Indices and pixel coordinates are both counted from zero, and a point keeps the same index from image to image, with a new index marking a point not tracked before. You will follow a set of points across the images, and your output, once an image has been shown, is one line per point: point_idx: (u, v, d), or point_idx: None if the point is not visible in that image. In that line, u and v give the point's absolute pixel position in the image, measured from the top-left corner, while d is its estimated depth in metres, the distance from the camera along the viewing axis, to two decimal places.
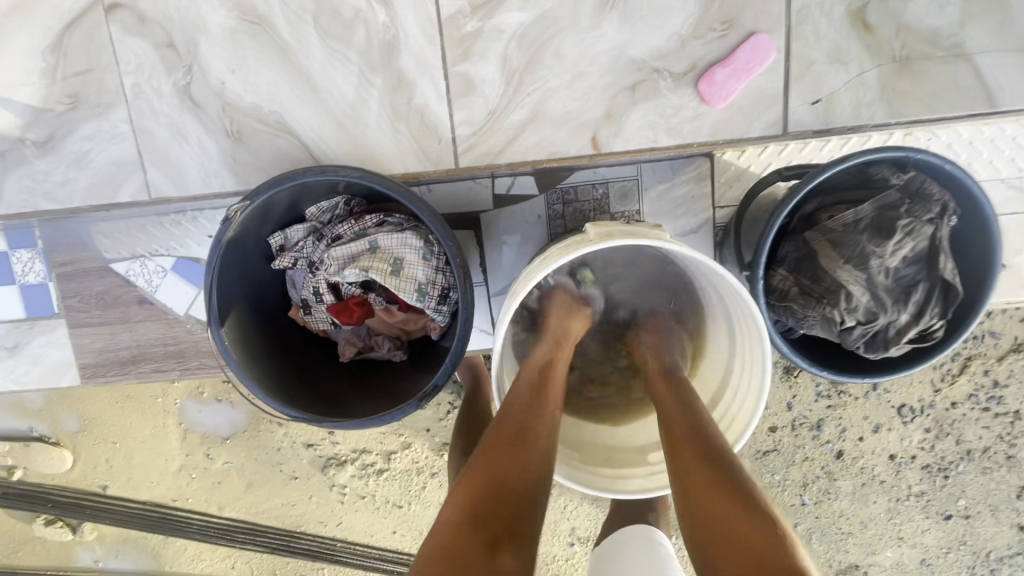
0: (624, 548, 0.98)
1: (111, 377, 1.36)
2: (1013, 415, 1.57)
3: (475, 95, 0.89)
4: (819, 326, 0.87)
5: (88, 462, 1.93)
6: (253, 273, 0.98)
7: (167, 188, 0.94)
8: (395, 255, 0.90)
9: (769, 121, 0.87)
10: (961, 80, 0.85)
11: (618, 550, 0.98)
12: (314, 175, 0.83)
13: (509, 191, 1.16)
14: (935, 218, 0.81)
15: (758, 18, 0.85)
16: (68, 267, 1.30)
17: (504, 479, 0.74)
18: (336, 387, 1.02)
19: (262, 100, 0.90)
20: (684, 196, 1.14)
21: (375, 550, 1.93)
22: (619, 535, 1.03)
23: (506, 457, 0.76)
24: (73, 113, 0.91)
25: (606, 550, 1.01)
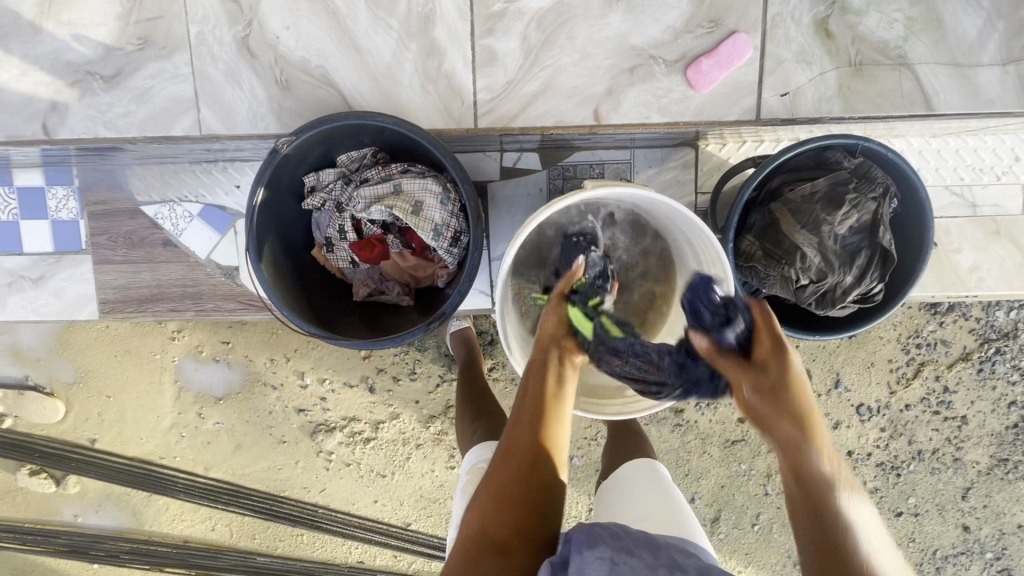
0: (632, 484, 1.11)
1: (128, 314, 1.45)
2: (962, 420, 1.70)
3: (497, 65, 1.03)
4: (778, 285, 1.01)
5: (81, 413, 1.97)
6: (284, 209, 1.09)
7: (216, 126, 1.06)
8: (415, 199, 1.03)
9: (744, 108, 1.03)
10: (904, 85, 1.02)
11: (626, 485, 1.11)
12: (353, 118, 0.95)
13: (515, 165, 1.30)
14: (877, 197, 0.96)
15: (739, 21, 1.01)
16: (100, 207, 1.40)
17: (534, 492, 0.75)
18: (347, 320, 1.12)
19: (311, 56, 1.03)
20: (670, 179, 1.29)
21: (358, 518, 1.98)
22: (622, 470, 1.15)
23: (534, 472, 0.76)
24: (141, 53, 1.04)
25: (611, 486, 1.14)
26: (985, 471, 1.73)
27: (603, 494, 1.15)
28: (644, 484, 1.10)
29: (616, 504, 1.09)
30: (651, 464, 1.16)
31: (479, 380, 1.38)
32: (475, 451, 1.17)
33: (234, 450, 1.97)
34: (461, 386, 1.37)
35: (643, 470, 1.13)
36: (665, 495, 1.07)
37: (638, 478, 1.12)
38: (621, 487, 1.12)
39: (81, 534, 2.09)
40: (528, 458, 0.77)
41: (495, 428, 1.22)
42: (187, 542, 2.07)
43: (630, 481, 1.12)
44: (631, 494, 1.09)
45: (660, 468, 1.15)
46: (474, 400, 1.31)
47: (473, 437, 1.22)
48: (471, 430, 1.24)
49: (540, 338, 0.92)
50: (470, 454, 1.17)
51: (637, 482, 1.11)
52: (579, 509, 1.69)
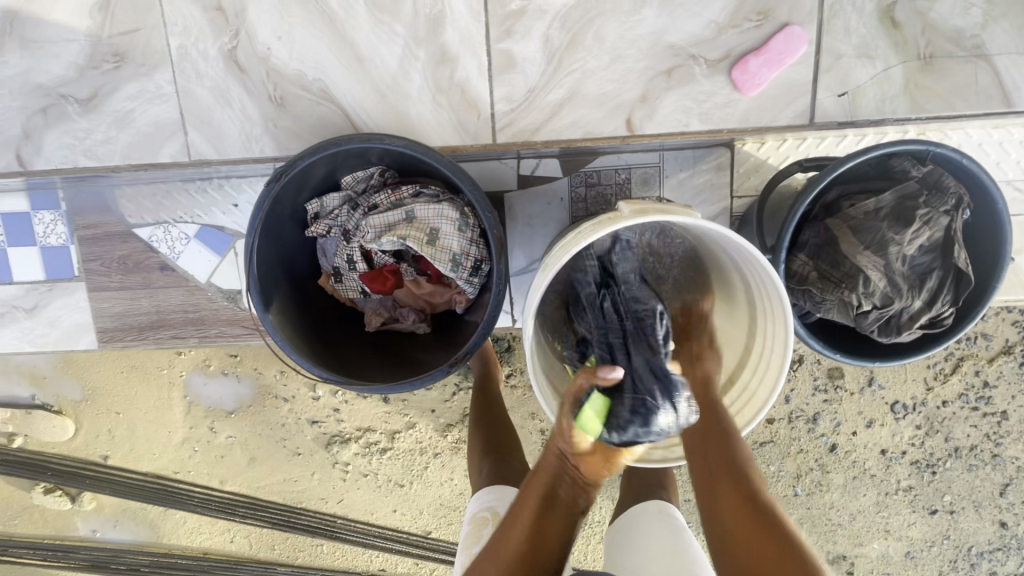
0: (643, 525, 1.04)
1: (128, 343, 1.38)
2: (1002, 415, 1.56)
3: (515, 72, 0.93)
4: (835, 310, 0.91)
5: (90, 432, 1.90)
6: (287, 240, 1.00)
7: (206, 149, 0.97)
8: (431, 226, 0.93)
9: (796, 111, 0.94)
10: (980, 78, 0.93)
11: (638, 526, 1.04)
12: (358, 142, 0.85)
13: (534, 172, 1.19)
14: (951, 210, 0.85)
15: (784, 17, 0.91)
16: (91, 231, 1.31)
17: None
18: (362, 357, 1.03)
19: (307, 67, 0.93)
20: (703, 183, 1.17)
21: (377, 527, 1.92)
22: (631, 513, 1.09)
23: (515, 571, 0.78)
24: (118, 71, 0.94)
25: (623, 529, 1.07)
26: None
27: (611, 541, 1.08)
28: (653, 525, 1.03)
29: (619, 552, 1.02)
30: (661, 505, 1.09)
31: (497, 404, 1.32)
32: (479, 496, 1.12)
33: (248, 464, 1.90)
34: (473, 412, 1.31)
35: (650, 512, 1.06)
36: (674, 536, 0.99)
37: (648, 520, 1.05)
38: (630, 531, 1.05)
39: (101, 548, 2.03)
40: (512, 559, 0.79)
41: (501, 467, 1.17)
42: (206, 554, 2.01)
43: (636, 525, 1.05)
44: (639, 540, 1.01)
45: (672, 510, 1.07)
46: (484, 430, 1.27)
47: (480, 475, 1.18)
48: (478, 466, 1.20)
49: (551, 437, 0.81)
50: (475, 498, 1.12)
51: (645, 525, 1.04)
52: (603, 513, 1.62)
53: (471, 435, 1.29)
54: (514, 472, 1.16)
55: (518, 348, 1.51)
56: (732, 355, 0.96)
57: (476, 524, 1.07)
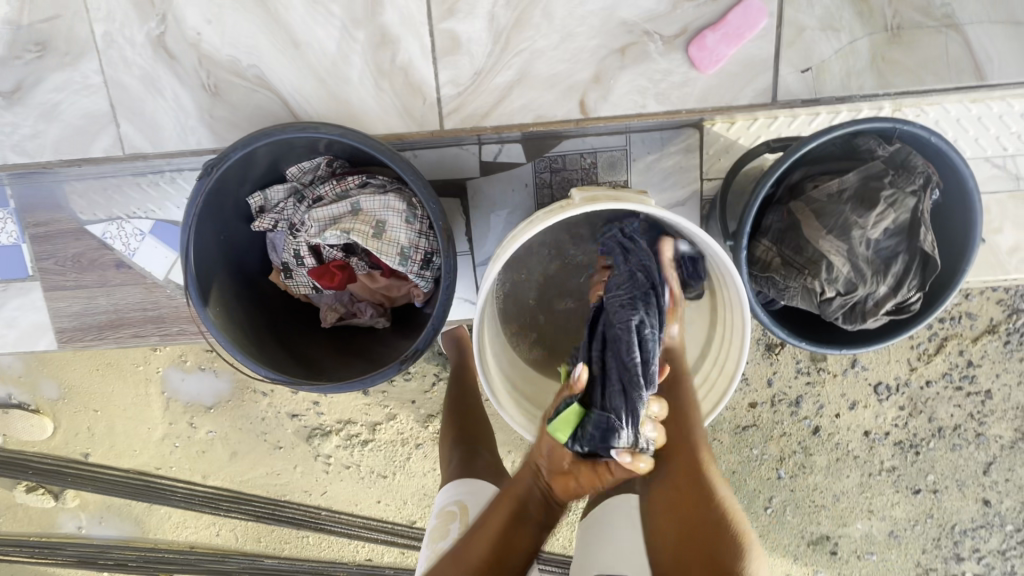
0: None
1: (89, 341, 1.34)
2: (985, 394, 1.55)
3: (461, 53, 0.94)
4: (799, 297, 0.88)
5: (68, 430, 1.86)
6: (232, 235, 0.97)
7: (141, 142, 0.99)
8: (377, 218, 0.89)
9: (758, 89, 0.93)
10: (951, 49, 0.91)
11: None
12: (293, 132, 0.81)
13: (496, 159, 1.14)
14: (917, 190, 0.81)
15: None
16: (43, 229, 1.27)
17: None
18: (316, 355, 1.00)
19: (240, 52, 0.95)
20: (672, 167, 1.12)
21: (361, 518, 1.87)
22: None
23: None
24: (41, 61, 0.96)
25: None
26: (1008, 445, 1.58)
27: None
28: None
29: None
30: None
31: (473, 396, 1.26)
32: (447, 490, 1.06)
33: (229, 459, 1.87)
34: (447, 404, 1.27)
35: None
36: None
37: None
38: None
39: (87, 545, 1.99)
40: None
41: (470, 462, 1.12)
42: (193, 548, 1.95)
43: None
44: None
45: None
46: (458, 422, 1.22)
47: (449, 467, 1.13)
48: (448, 458, 1.16)
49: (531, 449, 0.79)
50: (441, 493, 1.07)
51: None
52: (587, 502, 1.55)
53: (444, 427, 1.24)
54: (482, 467, 1.11)
55: None
56: (696, 343, 0.95)
57: (442, 519, 1.01)
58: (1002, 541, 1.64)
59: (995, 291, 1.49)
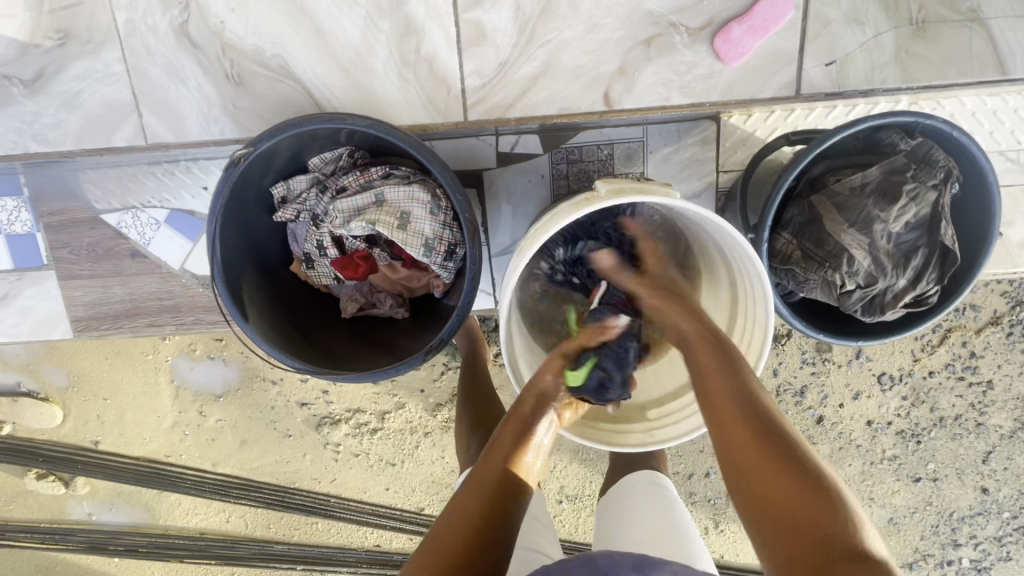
0: (632, 495, 1.02)
1: (105, 330, 1.35)
2: (987, 384, 1.57)
3: (486, 44, 0.94)
4: (818, 290, 0.89)
5: (79, 417, 1.87)
6: (254, 226, 0.97)
7: (163, 133, 0.99)
8: (401, 210, 0.90)
9: (782, 82, 0.93)
10: (974, 44, 0.92)
11: (626, 497, 1.03)
12: (320, 123, 0.81)
13: (513, 150, 1.14)
14: (939, 185, 0.82)
15: None
16: (57, 218, 1.26)
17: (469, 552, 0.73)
18: (338, 345, 1.01)
19: (264, 42, 0.94)
20: (689, 159, 1.13)
21: (370, 506, 1.90)
22: (622, 484, 1.06)
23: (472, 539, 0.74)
24: (61, 49, 0.95)
25: (612, 500, 1.05)
26: (1008, 434, 1.60)
27: (601, 513, 1.05)
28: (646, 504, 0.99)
29: (607, 522, 1.01)
30: (654, 475, 1.06)
31: (487, 384, 1.28)
32: (467, 475, 1.10)
33: (240, 447, 1.88)
34: (461, 391, 1.28)
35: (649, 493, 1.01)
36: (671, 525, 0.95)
37: (638, 491, 1.03)
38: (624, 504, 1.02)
39: (98, 530, 2.00)
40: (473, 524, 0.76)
41: (489, 447, 1.14)
42: (204, 534, 1.97)
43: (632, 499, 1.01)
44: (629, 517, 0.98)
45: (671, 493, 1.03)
46: (472, 408, 1.24)
47: (468, 453, 1.16)
48: (466, 444, 1.18)
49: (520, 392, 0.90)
50: (463, 478, 1.10)
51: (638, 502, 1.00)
52: (594, 489, 1.57)
53: (459, 413, 1.27)
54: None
55: None
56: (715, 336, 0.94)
57: None
58: (998, 528, 1.67)
59: (1000, 283, 1.50)
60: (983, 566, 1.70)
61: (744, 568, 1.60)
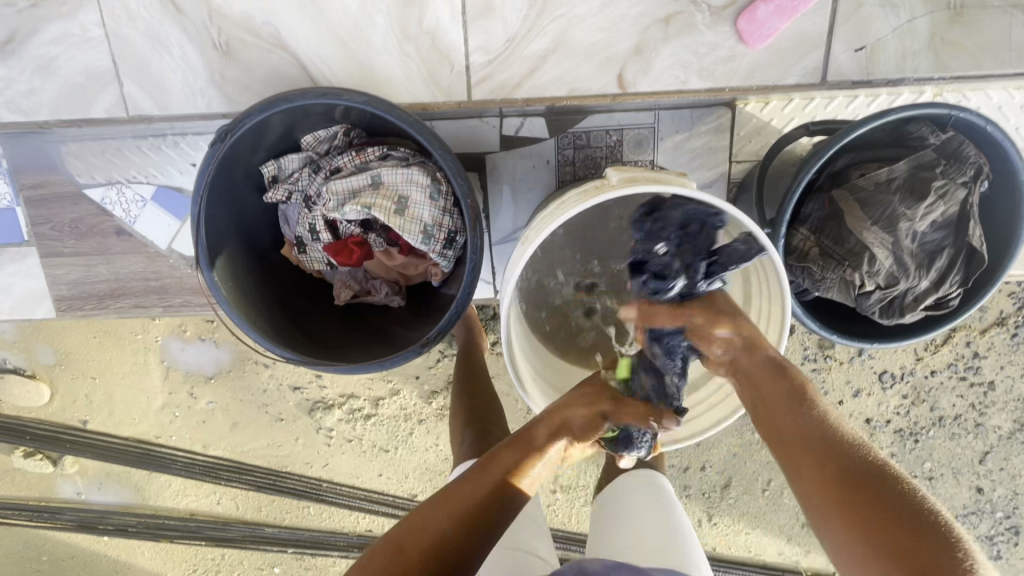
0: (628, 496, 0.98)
1: (88, 310, 1.30)
2: (988, 385, 1.54)
3: (494, 17, 0.88)
4: (835, 290, 0.85)
5: (66, 396, 1.82)
6: (244, 207, 0.92)
7: (147, 105, 0.94)
8: (399, 193, 0.85)
9: (806, 69, 0.88)
10: (1012, 32, 0.86)
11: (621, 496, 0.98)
12: (313, 98, 0.76)
13: (518, 133, 1.08)
14: (968, 182, 0.78)
15: None
16: (37, 192, 1.20)
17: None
18: (332, 335, 0.97)
19: (256, 11, 0.88)
20: (700, 147, 1.07)
21: (361, 492, 1.87)
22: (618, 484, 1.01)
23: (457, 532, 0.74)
24: (35, 10, 0.89)
25: (608, 501, 1.00)
26: (1006, 435, 1.59)
27: (596, 514, 1.01)
28: (636, 504, 0.96)
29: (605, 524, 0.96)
30: (650, 476, 1.02)
31: (483, 377, 1.24)
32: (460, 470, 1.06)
33: (230, 430, 1.85)
34: (457, 383, 1.24)
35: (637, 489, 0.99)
36: (666, 517, 0.92)
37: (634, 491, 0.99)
38: (614, 504, 0.98)
39: (86, 510, 1.98)
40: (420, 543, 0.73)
41: (483, 442, 1.11)
42: (194, 515, 1.95)
43: (623, 498, 0.98)
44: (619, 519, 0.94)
45: (661, 482, 1.01)
46: (467, 401, 1.20)
47: (463, 448, 1.13)
48: (460, 438, 1.15)
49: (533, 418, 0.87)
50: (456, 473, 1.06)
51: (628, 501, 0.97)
52: (588, 481, 1.55)
53: (453, 405, 1.23)
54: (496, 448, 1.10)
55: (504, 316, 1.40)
56: None
57: None
58: (990, 527, 1.67)
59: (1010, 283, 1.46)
60: None
61: (736, 561, 1.60)
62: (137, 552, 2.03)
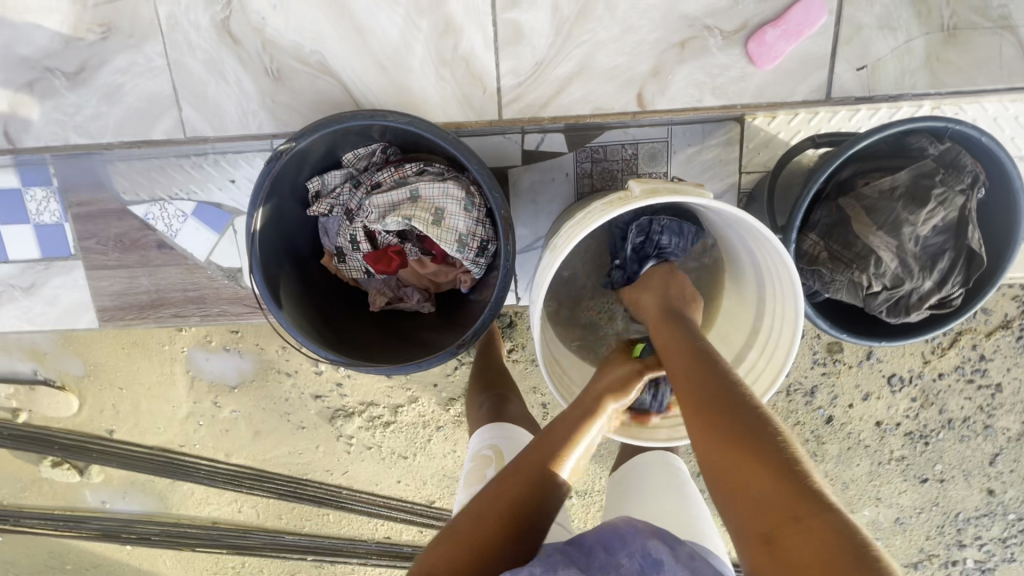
0: (645, 473, 1.06)
1: (130, 320, 1.36)
2: (995, 387, 1.58)
3: (523, 44, 0.95)
4: (844, 291, 0.90)
5: (94, 407, 1.87)
6: (289, 220, 0.99)
7: (201, 125, 1.01)
8: (436, 205, 0.91)
9: (813, 86, 0.95)
10: (1003, 50, 0.93)
11: (640, 474, 1.06)
12: (361, 120, 0.83)
13: (538, 148, 1.15)
14: (966, 189, 0.84)
15: None
16: (85, 208, 1.27)
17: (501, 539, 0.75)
18: (367, 338, 1.02)
19: (304, 39, 0.96)
20: (712, 159, 1.14)
21: (381, 498, 1.91)
22: (635, 461, 1.09)
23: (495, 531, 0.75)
24: (105, 42, 0.98)
25: (626, 476, 1.08)
26: (1015, 437, 1.62)
27: (613, 488, 1.08)
28: (656, 472, 1.05)
29: (622, 496, 1.04)
30: (667, 455, 1.09)
31: (500, 365, 1.30)
32: (479, 435, 1.10)
33: (253, 438, 1.89)
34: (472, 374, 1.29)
35: (655, 463, 1.07)
36: (680, 492, 1.00)
37: (651, 469, 1.06)
38: (635, 480, 1.06)
39: (111, 519, 2.02)
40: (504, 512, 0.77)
41: (501, 409, 1.16)
42: (216, 523, 2.00)
43: (641, 475, 1.06)
44: (644, 487, 1.03)
45: (676, 460, 1.08)
46: (484, 381, 1.26)
47: (480, 412, 1.17)
48: (476, 403, 1.20)
49: (585, 388, 0.90)
50: (474, 438, 1.11)
51: (646, 470, 1.06)
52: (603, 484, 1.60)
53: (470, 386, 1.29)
54: (513, 413, 1.15)
55: (521, 323, 1.45)
56: (740, 337, 0.96)
57: (478, 463, 1.04)
58: (1002, 529, 1.70)
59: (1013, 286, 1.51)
60: (987, 566, 1.73)
61: None
62: (160, 559, 2.07)
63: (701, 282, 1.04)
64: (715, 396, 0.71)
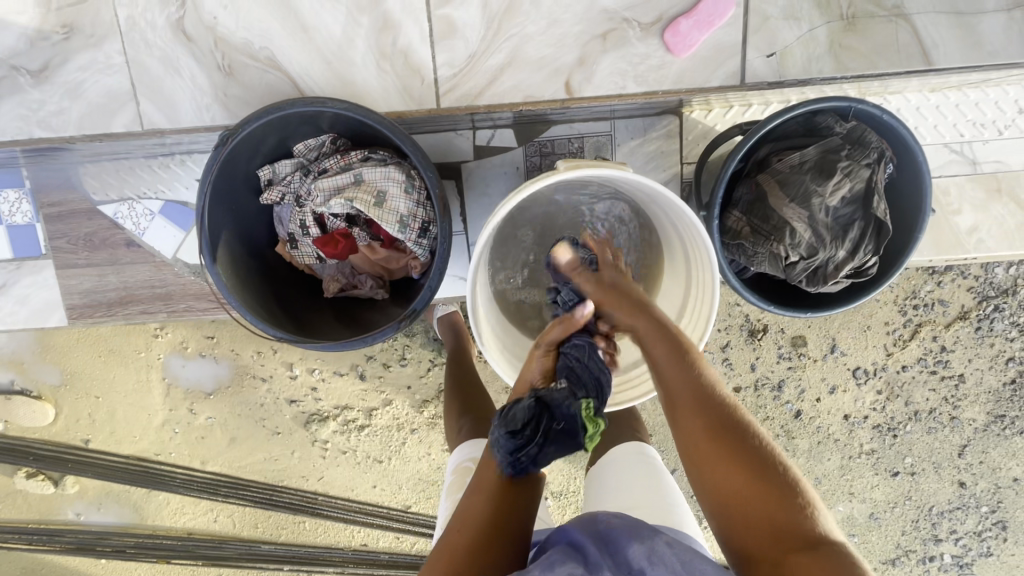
0: (619, 464, 1.07)
1: (99, 318, 1.40)
2: (959, 378, 1.60)
3: (456, 37, 1.02)
4: (766, 263, 0.95)
5: (68, 415, 1.88)
6: (242, 206, 1.04)
7: (159, 119, 1.07)
8: (378, 188, 0.97)
9: (728, 72, 1.02)
10: (902, 37, 1.01)
11: (614, 466, 1.08)
12: (301, 105, 0.89)
13: (489, 143, 1.21)
14: (871, 163, 0.90)
15: None
16: (56, 209, 1.32)
17: (484, 551, 0.74)
18: (319, 320, 1.07)
19: (253, 37, 1.03)
20: (654, 151, 1.20)
21: (358, 505, 1.91)
22: (609, 454, 1.11)
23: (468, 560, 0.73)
24: (68, 42, 1.04)
25: (601, 470, 1.09)
26: (982, 428, 1.64)
27: (591, 482, 1.10)
28: (629, 464, 1.06)
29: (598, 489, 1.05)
30: (641, 447, 1.10)
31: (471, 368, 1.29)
32: (463, 449, 1.10)
33: (228, 445, 1.89)
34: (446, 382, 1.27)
35: (630, 453, 1.09)
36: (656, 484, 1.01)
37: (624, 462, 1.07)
38: (610, 472, 1.07)
39: (84, 532, 2.00)
40: (485, 527, 0.76)
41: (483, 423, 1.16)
42: (191, 534, 1.98)
43: (614, 467, 1.07)
44: (618, 480, 1.04)
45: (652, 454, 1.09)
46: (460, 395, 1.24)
47: (461, 433, 1.14)
48: (456, 427, 1.17)
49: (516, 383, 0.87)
50: (455, 453, 1.11)
51: (620, 462, 1.07)
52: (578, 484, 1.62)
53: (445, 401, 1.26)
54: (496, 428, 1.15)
55: None
56: (672, 311, 1.01)
57: (459, 474, 1.06)
58: (976, 522, 1.71)
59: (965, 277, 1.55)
60: (964, 561, 1.74)
61: None
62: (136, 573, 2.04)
63: (638, 263, 1.09)
64: (682, 372, 0.78)
